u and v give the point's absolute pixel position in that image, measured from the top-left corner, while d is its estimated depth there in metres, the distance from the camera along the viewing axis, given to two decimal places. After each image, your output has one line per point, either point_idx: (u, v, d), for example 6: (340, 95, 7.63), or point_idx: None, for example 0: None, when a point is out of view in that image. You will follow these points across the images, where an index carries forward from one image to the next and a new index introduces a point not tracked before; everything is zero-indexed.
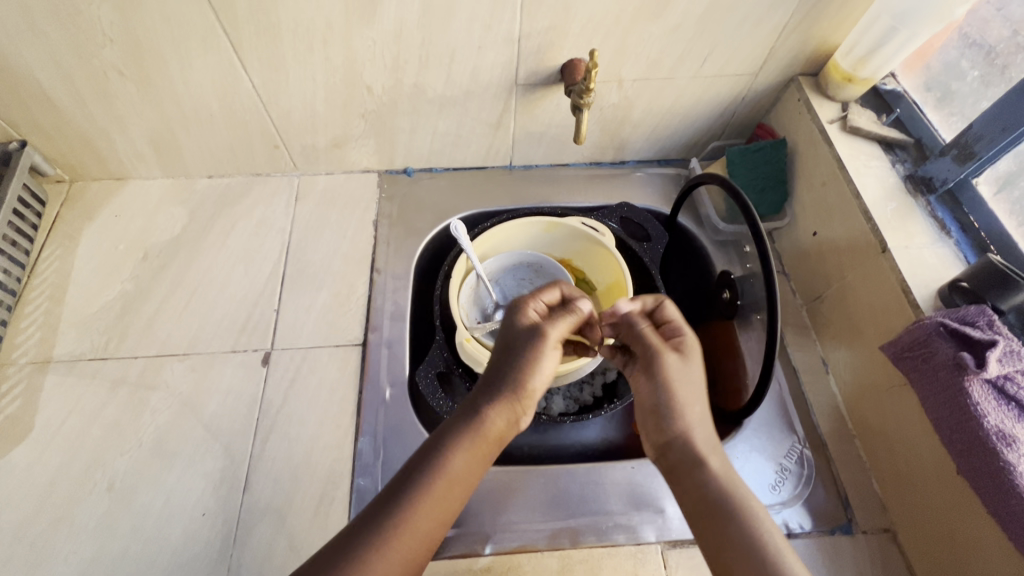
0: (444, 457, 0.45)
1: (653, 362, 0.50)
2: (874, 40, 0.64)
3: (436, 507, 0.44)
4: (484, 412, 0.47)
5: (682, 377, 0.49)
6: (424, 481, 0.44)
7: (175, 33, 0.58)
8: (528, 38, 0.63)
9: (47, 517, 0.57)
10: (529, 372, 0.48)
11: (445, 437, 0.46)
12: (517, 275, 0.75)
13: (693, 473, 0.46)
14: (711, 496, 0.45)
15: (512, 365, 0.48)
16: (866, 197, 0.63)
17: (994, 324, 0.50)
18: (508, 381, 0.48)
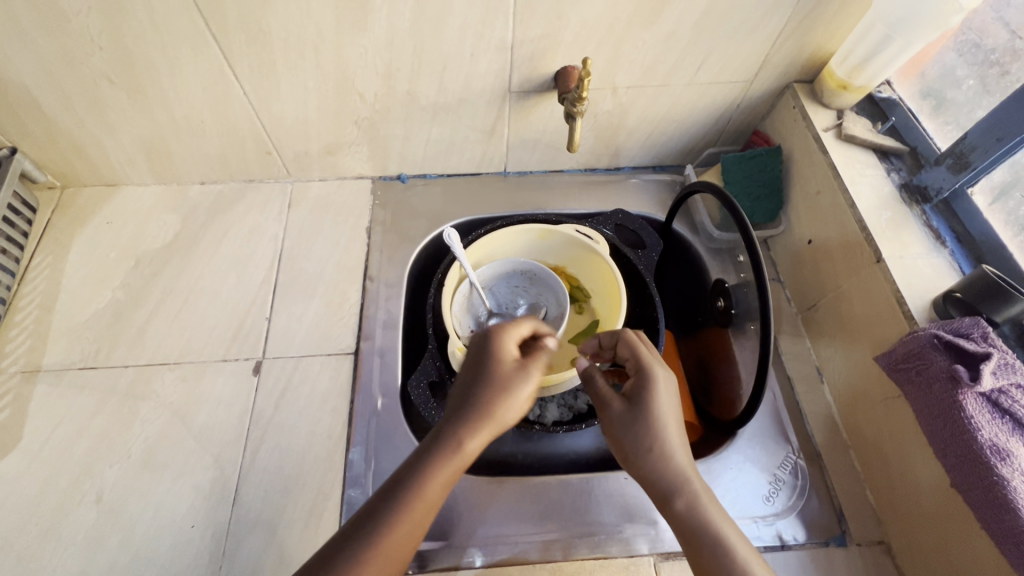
0: (410, 488, 0.43)
1: (602, 410, 0.49)
2: (869, 48, 0.64)
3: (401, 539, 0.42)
4: (453, 438, 0.44)
5: (632, 421, 0.46)
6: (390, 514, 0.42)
7: (165, 40, 0.58)
8: (521, 46, 0.62)
9: (35, 528, 0.57)
10: (506, 401, 0.45)
11: (412, 467, 0.44)
12: (510, 283, 0.75)
13: (671, 506, 0.44)
14: (695, 531, 0.43)
15: (483, 389, 0.45)
16: (861, 206, 0.63)
17: (989, 336, 0.49)
18: (483, 415, 0.44)
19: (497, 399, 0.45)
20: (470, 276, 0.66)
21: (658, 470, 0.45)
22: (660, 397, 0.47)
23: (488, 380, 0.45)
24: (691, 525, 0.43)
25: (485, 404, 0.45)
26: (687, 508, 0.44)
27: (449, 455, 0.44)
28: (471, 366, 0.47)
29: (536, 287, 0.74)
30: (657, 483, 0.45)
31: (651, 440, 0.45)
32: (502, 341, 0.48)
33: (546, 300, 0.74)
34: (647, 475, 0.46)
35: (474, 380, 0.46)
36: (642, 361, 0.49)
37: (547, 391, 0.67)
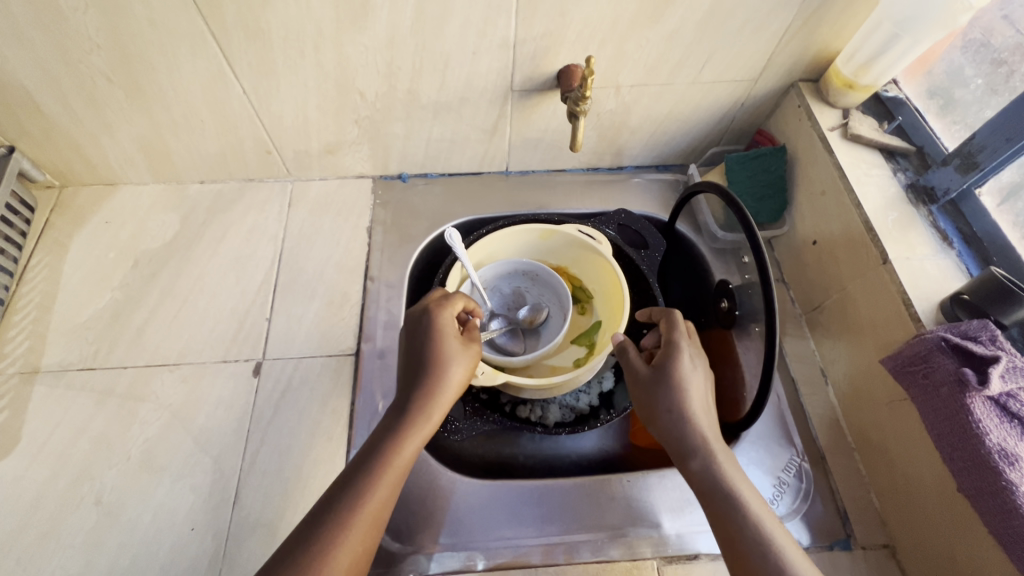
0: (385, 448, 0.49)
1: (629, 374, 0.56)
2: (876, 47, 0.63)
3: (384, 496, 0.47)
4: (409, 402, 0.52)
5: (659, 385, 0.52)
6: (371, 472, 0.47)
7: (163, 38, 0.57)
8: (523, 44, 0.62)
9: (34, 531, 0.56)
10: (445, 368, 0.53)
11: (382, 433, 0.50)
12: (513, 283, 0.75)
13: (689, 465, 0.49)
14: (712, 488, 0.47)
15: (426, 356, 0.53)
16: (867, 207, 0.62)
17: (997, 339, 0.48)
18: (426, 383, 0.52)
19: (438, 363, 0.53)
20: (472, 277, 0.66)
21: (683, 427, 0.50)
22: (687, 368, 0.52)
23: (428, 355, 0.53)
24: (710, 485, 0.47)
25: (430, 368, 0.53)
26: (703, 468, 0.48)
27: (409, 416, 0.51)
28: (409, 340, 0.56)
29: (539, 287, 0.74)
30: (681, 441, 0.50)
31: (674, 401, 0.51)
32: (438, 317, 0.55)
33: (549, 301, 0.73)
34: (670, 433, 0.51)
35: (416, 351, 0.54)
36: (671, 333, 0.55)
37: (548, 392, 0.66)
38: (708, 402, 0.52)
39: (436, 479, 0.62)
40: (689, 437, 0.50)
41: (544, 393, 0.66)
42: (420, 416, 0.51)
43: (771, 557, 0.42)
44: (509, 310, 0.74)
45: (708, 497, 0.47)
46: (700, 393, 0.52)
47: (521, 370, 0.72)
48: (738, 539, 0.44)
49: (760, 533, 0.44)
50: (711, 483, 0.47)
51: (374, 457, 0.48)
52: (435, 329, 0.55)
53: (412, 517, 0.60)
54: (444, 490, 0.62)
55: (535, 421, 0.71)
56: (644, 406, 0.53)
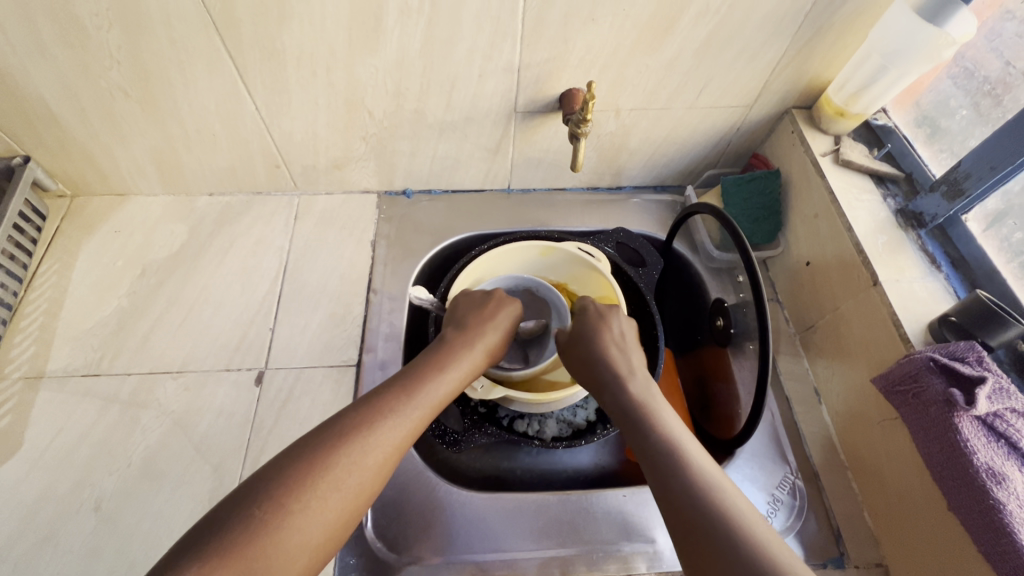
0: (440, 359, 0.52)
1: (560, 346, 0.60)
2: (865, 78, 0.66)
3: (424, 411, 0.48)
4: (457, 344, 0.55)
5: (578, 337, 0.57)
6: (426, 374, 0.50)
7: (181, 56, 0.59)
8: (527, 69, 0.64)
9: (32, 537, 0.56)
10: (497, 321, 0.59)
11: (427, 361, 0.52)
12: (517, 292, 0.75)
13: (603, 396, 0.52)
14: (624, 411, 0.48)
15: (483, 318, 0.58)
16: (857, 229, 0.64)
17: (983, 360, 0.50)
18: (478, 323, 0.58)
19: (494, 316, 0.59)
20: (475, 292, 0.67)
21: (601, 363, 0.53)
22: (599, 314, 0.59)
23: (486, 308, 0.60)
24: (620, 408, 0.49)
25: (486, 316, 0.59)
26: (613, 397, 0.50)
27: (464, 343, 0.55)
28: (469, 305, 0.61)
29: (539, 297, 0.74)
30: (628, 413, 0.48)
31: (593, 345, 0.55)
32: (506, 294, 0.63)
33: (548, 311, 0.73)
34: (591, 371, 0.54)
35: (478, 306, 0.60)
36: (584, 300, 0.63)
37: (545, 407, 0.67)
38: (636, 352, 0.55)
39: (434, 491, 0.63)
40: (600, 365, 0.53)
41: (541, 409, 0.67)
42: (464, 356, 0.54)
43: (671, 453, 0.43)
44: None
45: (623, 419, 0.48)
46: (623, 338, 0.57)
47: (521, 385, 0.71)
48: (646, 444, 0.44)
49: (666, 438, 0.44)
50: (622, 407, 0.49)
51: (427, 368, 0.51)
52: (499, 303, 0.62)
53: (409, 527, 0.60)
54: (442, 502, 0.62)
55: (532, 435, 0.71)
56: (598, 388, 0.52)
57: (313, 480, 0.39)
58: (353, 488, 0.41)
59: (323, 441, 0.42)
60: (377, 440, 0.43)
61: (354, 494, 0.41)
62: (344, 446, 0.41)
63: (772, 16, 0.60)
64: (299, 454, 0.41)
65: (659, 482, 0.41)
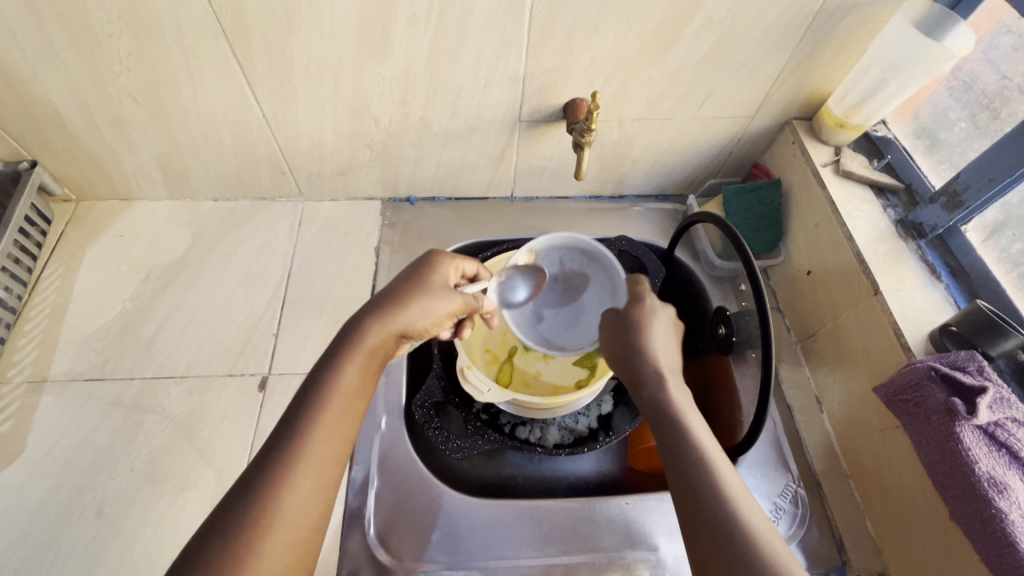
0: (346, 347, 0.48)
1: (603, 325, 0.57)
2: (865, 90, 0.67)
3: (335, 421, 0.44)
4: (360, 329, 0.49)
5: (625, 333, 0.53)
6: (331, 372, 0.46)
7: (190, 64, 0.60)
8: (532, 79, 0.65)
9: (33, 542, 0.56)
10: (418, 289, 0.53)
11: (327, 357, 0.48)
12: (566, 254, 0.69)
13: (642, 393, 0.50)
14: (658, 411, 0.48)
15: (396, 292, 0.52)
16: (858, 239, 0.65)
17: (984, 370, 0.50)
18: (392, 298, 0.51)
19: (415, 285, 0.53)
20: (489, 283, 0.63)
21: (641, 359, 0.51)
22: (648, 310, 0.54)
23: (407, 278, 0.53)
24: (657, 409, 0.48)
25: (406, 287, 0.52)
26: (651, 397, 0.49)
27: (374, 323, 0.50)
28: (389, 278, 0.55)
29: (594, 266, 0.68)
30: (685, 465, 0.43)
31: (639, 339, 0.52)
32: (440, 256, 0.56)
33: (603, 284, 0.67)
34: (627, 362, 0.52)
35: (403, 277, 0.54)
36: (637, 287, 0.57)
37: (549, 412, 0.68)
38: (671, 353, 0.52)
39: (437, 497, 0.63)
40: (642, 361, 0.51)
41: (545, 414, 0.68)
42: (369, 342, 0.49)
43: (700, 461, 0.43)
44: (557, 283, 0.69)
45: (656, 422, 0.48)
46: (662, 338, 0.52)
47: (525, 389, 0.72)
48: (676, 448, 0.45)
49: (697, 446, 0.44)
50: (657, 407, 0.48)
51: (333, 361, 0.47)
52: (425, 267, 0.55)
53: (413, 532, 0.60)
54: (445, 508, 0.62)
55: (534, 442, 0.71)
56: (660, 425, 0.47)
57: (247, 558, 0.37)
58: (288, 541, 0.39)
59: (248, 511, 0.38)
60: (292, 489, 0.40)
61: (290, 533, 0.39)
62: (263, 512, 0.38)
63: (774, 29, 0.61)
64: (230, 526, 0.38)
65: (684, 488, 0.43)
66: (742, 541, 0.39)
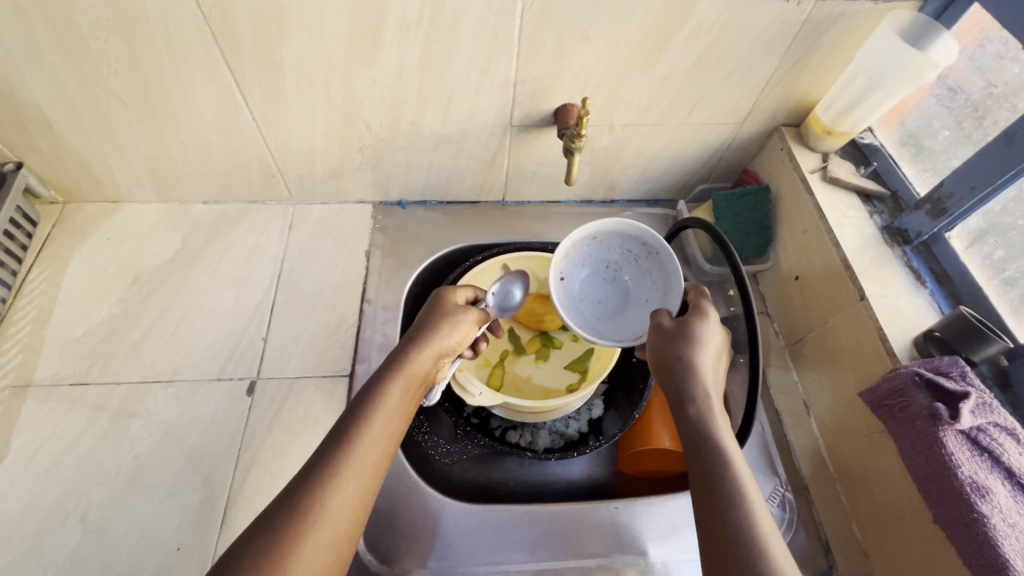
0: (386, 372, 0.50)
1: (652, 327, 0.54)
2: (852, 97, 0.67)
3: (380, 436, 0.45)
4: (404, 353, 0.52)
5: (673, 341, 0.50)
6: (372, 394, 0.48)
7: (180, 67, 0.60)
8: (524, 84, 0.65)
9: (16, 549, 0.56)
10: (441, 321, 0.56)
11: (372, 378, 0.50)
12: (625, 246, 0.65)
13: (685, 409, 0.47)
14: (699, 431, 0.45)
15: (423, 325, 0.55)
16: (845, 246, 0.65)
17: (967, 375, 0.51)
18: (421, 329, 0.54)
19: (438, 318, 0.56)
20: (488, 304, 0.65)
21: (690, 376, 0.47)
22: (707, 325, 0.51)
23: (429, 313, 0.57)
24: (697, 428, 0.45)
25: (430, 320, 0.56)
26: (698, 413, 0.46)
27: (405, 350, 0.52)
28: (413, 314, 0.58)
29: (650, 264, 0.64)
30: (717, 482, 0.41)
31: (689, 353, 0.49)
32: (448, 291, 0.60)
33: (655, 283, 0.64)
34: (675, 375, 0.48)
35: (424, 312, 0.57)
36: (699, 299, 0.54)
37: (542, 416, 0.69)
38: (717, 377, 0.50)
39: (426, 503, 0.62)
40: (689, 379, 0.47)
41: (537, 417, 0.68)
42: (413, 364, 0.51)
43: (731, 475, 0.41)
44: (607, 270, 0.67)
45: (693, 438, 0.45)
46: (711, 363, 0.49)
47: (515, 391, 0.72)
48: (710, 462, 0.42)
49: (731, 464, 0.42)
50: (700, 427, 0.45)
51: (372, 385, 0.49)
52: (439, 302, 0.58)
53: (400, 539, 0.60)
54: (434, 515, 0.62)
55: (524, 446, 0.71)
56: (694, 439, 0.44)
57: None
58: (324, 553, 0.39)
59: (286, 520, 0.38)
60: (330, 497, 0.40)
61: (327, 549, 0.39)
62: (301, 522, 0.39)
63: (762, 37, 0.61)
64: (258, 539, 0.37)
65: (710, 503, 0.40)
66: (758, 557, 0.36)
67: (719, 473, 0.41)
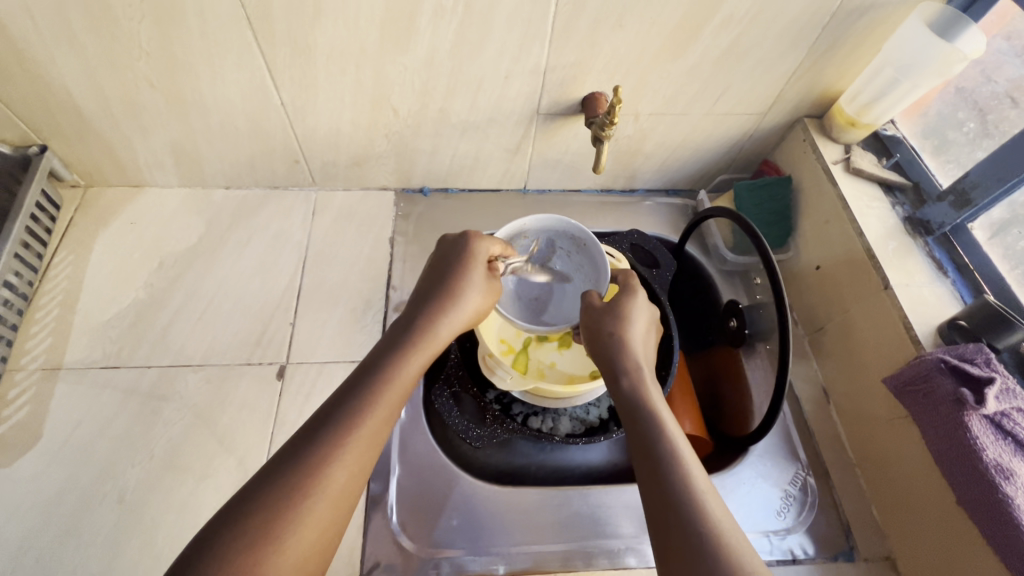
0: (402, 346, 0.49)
1: (584, 309, 0.55)
2: (877, 90, 0.68)
3: (390, 411, 0.46)
4: (422, 327, 0.51)
5: (604, 316, 0.53)
6: (386, 369, 0.47)
7: (212, 50, 0.60)
8: (553, 72, 0.66)
9: (55, 529, 0.56)
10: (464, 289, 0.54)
11: (388, 349, 0.49)
12: (554, 241, 0.63)
13: (620, 383, 0.50)
14: (631, 403, 0.48)
15: (442, 290, 0.53)
16: (868, 235, 0.66)
17: (991, 361, 0.52)
18: (440, 298, 0.53)
19: (461, 287, 0.54)
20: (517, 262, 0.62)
21: (620, 351, 0.51)
22: (637, 301, 0.55)
23: (450, 276, 0.54)
24: (633, 402, 0.48)
25: (452, 286, 0.53)
26: (630, 386, 0.49)
27: (423, 323, 0.51)
28: (433, 270, 0.56)
29: (581, 258, 0.62)
30: (657, 454, 0.43)
31: (618, 328, 0.52)
32: (474, 241, 0.56)
33: (587, 275, 0.62)
34: (607, 353, 0.51)
35: (445, 272, 0.55)
36: (627, 280, 0.57)
37: (564, 401, 0.70)
38: (646, 348, 0.53)
39: (459, 484, 0.64)
40: (619, 356, 0.51)
41: (560, 401, 0.69)
42: (431, 339, 0.51)
43: (659, 432, 0.45)
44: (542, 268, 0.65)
45: (631, 411, 0.48)
46: (641, 336, 0.53)
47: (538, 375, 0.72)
48: (639, 426, 0.46)
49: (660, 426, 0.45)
50: (636, 398, 0.48)
51: (388, 357, 0.48)
52: (462, 260, 0.55)
53: (433, 520, 0.61)
54: (466, 496, 0.63)
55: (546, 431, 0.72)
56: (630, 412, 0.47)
57: (275, 538, 0.37)
58: (320, 524, 0.39)
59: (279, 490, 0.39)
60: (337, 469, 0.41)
61: (326, 516, 0.39)
62: (296, 496, 0.39)
63: (792, 27, 0.62)
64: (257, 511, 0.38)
65: (643, 462, 0.43)
66: (693, 509, 0.39)
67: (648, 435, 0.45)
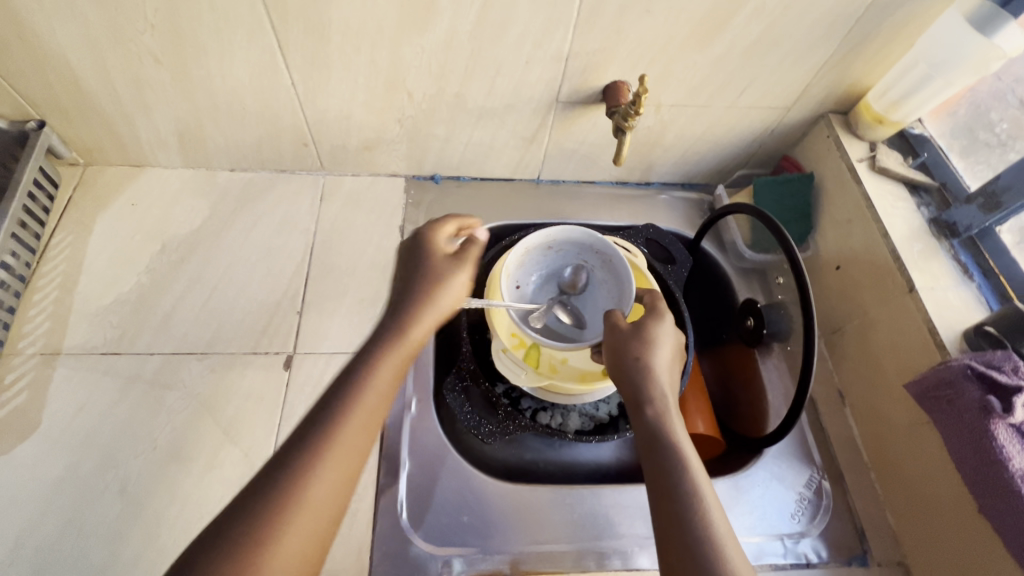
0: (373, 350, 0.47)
1: (607, 329, 0.52)
2: (908, 86, 0.66)
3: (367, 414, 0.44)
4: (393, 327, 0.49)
5: (631, 340, 0.50)
6: (356, 373, 0.45)
7: (221, 25, 0.57)
8: (576, 58, 0.63)
9: (55, 519, 0.55)
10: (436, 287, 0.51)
11: (359, 354, 0.47)
12: (580, 254, 0.62)
13: (643, 411, 0.48)
14: (653, 434, 0.46)
15: (410, 289, 0.51)
16: (894, 236, 0.65)
17: (1019, 369, 0.51)
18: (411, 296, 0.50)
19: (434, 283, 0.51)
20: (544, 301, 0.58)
21: (645, 380, 0.48)
22: (665, 326, 0.52)
23: (419, 273, 0.52)
24: (654, 433, 0.47)
25: (423, 284, 0.51)
26: (654, 416, 0.47)
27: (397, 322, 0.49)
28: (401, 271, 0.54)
29: (605, 273, 0.61)
30: (676, 493, 0.42)
31: (644, 353, 0.49)
32: (434, 238, 0.55)
33: (610, 292, 0.61)
34: (631, 379, 0.49)
35: (410, 270, 0.53)
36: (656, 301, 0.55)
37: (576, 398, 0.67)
38: (669, 372, 0.51)
39: (470, 480, 0.62)
40: (644, 382, 0.48)
41: (570, 399, 0.67)
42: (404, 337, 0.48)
43: (680, 469, 0.44)
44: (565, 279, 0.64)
45: (649, 442, 0.46)
46: (666, 362, 0.50)
47: None
48: (659, 461, 0.45)
49: (683, 464, 0.44)
50: (657, 429, 0.47)
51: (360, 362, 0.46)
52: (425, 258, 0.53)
53: (443, 518, 0.60)
54: (477, 494, 0.62)
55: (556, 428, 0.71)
56: (649, 441, 0.46)
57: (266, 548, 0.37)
58: (308, 535, 0.39)
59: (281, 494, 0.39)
60: (320, 476, 0.40)
61: (313, 526, 0.39)
62: (287, 506, 0.38)
63: (825, 18, 0.60)
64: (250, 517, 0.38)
65: (665, 500, 0.43)
66: (710, 552, 0.40)
67: (670, 471, 0.44)
